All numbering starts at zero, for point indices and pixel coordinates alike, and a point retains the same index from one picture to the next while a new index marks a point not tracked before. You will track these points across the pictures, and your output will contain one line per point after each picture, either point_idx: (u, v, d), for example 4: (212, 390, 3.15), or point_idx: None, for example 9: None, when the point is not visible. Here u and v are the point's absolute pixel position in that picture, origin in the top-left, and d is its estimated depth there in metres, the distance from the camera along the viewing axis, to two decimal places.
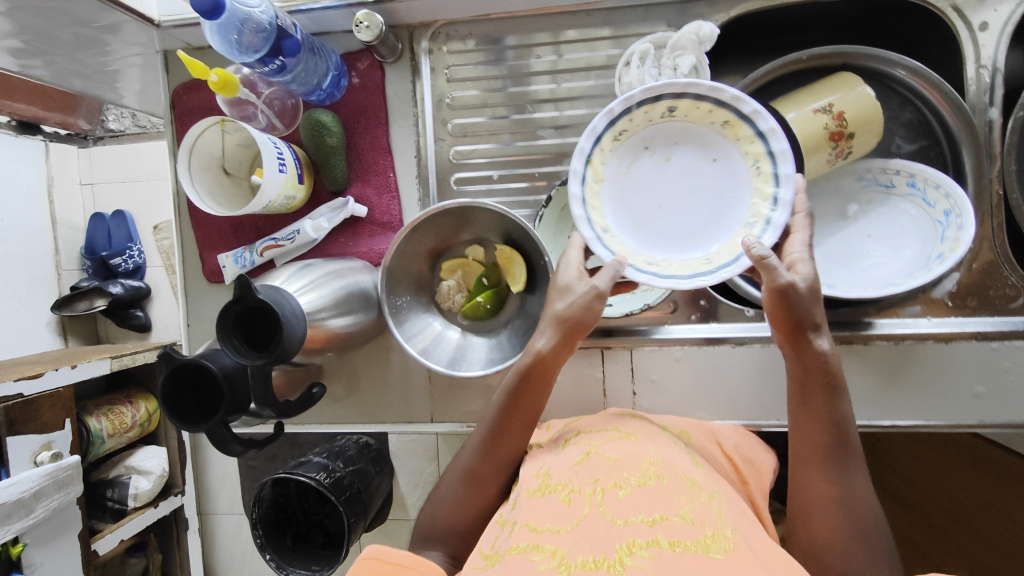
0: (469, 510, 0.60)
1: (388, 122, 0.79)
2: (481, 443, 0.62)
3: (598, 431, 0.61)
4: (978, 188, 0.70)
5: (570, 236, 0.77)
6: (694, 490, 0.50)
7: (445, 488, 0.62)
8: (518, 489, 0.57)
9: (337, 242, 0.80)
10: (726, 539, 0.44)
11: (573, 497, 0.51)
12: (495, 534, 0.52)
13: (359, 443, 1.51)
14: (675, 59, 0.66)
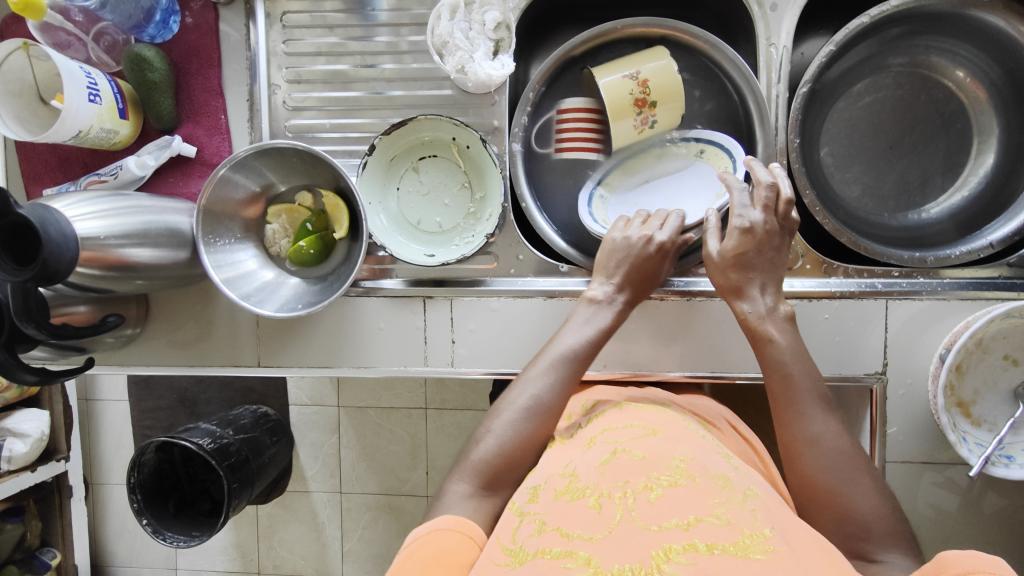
0: (529, 447, 0.62)
1: (220, 64, 0.80)
2: (558, 382, 0.65)
3: (623, 427, 0.59)
4: (768, 154, 0.75)
5: (398, 186, 0.80)
6: (727, 490, 0.48)
7: (509, 426, 0.62)
8: (539, 479, 0.56)
9: (167, 181, 0.80)
10: (765, 540, 0.43)
11: (602, 501, 0.49)
12: (514, 525, 0.50)
13: (256, 413, 1.47)
14: (482, 15, 0.69)
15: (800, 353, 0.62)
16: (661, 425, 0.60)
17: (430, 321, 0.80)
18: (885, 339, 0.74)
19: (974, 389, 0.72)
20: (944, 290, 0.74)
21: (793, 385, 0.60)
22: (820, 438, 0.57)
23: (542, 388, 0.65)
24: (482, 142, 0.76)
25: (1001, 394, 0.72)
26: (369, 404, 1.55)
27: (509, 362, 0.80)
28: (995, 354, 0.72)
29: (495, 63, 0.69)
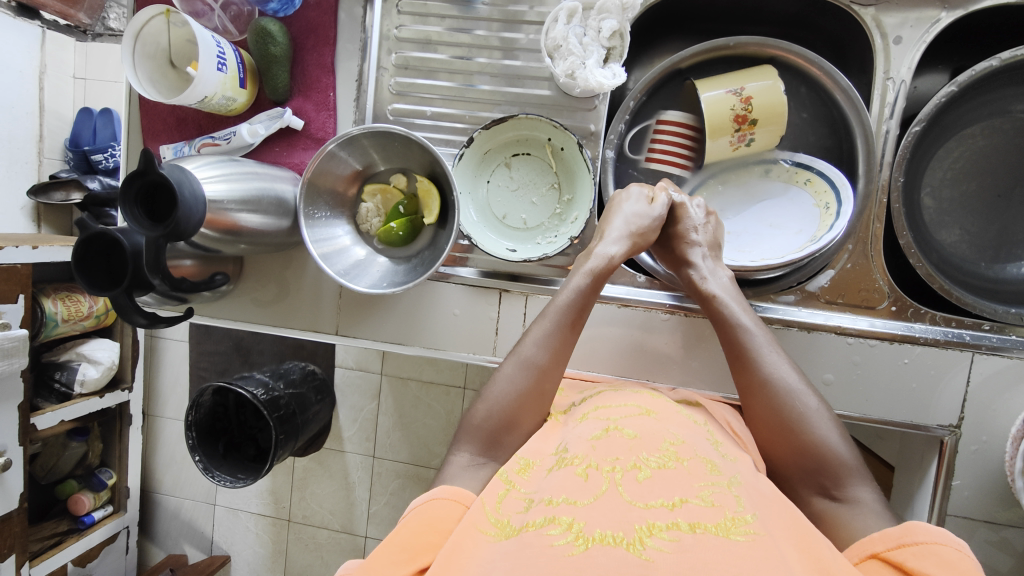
0: (526, 400, 0.64)
1: (335, 43, 0.83)
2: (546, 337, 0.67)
3: (618, 407, 0.62)
4: (867, 190, 0.74)
5: (489, 179, 0.82)
6: (714, 475, 0.51)
7: (504, 383, 0.65)
8: (541, 462, 0.58)
9: (272, 150, 0.84)
10: (747, 524, 0.45)
11: (590, 472, 0.51)
12: (502, 492, 0.55)
13: (305, 370, 1.54)
14: (600, 22, 0.69)
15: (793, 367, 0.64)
16: (655, 407, 0.64)
17: (503, 314, 0.83)
18: (964, 391, 0.72)
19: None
20: None
21: (772, 397, 0.61)
22: (813, 436, 0.59)
23: (532, 345, 0.66)
24: (579, 146, 0.77)
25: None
26: (411, 375, 1.61)
27: (575, 362, 0.82)
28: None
29: (607, 71, 0.70)
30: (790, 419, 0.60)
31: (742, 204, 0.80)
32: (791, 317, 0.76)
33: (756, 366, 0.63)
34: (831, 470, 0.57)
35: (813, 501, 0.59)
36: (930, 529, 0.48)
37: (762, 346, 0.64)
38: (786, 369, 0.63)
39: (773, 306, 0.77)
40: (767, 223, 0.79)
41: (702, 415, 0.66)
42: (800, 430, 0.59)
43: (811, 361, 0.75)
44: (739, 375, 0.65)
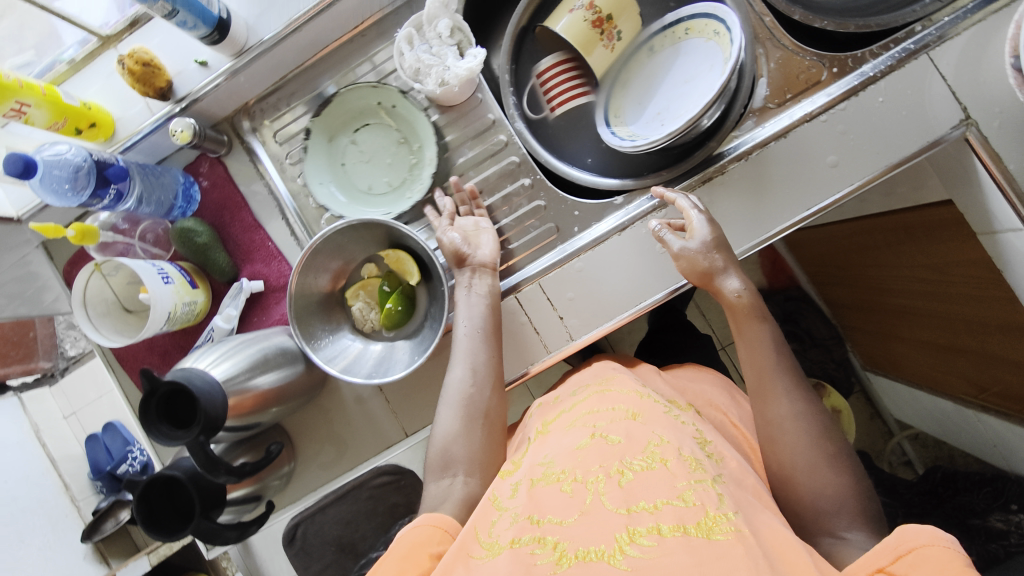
0: (478, 445, 0.70)
1: (246, 202, 0.86)
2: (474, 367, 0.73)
3: (603, 413, 0.68)
4: (736, 3, 0.78)
5: (343, 162, 0.84)
6: (696, 473, 0.57)
7: (446, 425, 0.71)
8: (520, 474, 0.65)
9: (253, 322, 0.85)
10: (727, 521, 0.52)
11: (575, 487, 0.58)
12: (494, 519, 0.59)
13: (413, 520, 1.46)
14: (435, 28, 0.74)
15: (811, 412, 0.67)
16: (640, 407, 0.68)
17: (532, 312, 0.81)
18: (948, 87, 0.72)
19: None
20: (976, 13, 0.71)
21: (782, 434, 0.67)
22: (813, 483, 0.63)
23: (458, 375, 0.73)
24: (406, 95, 0.80)
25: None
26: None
27: (622, 306, 0.79)
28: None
29: (468, 58, 0.74)
30: (808, 450, 0.65)
31: (654, 84, 0.82)
32: (760, 138, 0.76)
33: (774, 404, 0.68)
34: (834, 505, 0.62)
35: (816, 539, 0.62)
36: (918, 531, 0.51)
37: (784, 377, 0.69)
38: (810, 406, 0.67)
39: (739, 140, 0.78)
40: (684, 82, 0.79)
41: (688, 417, 0.71)
42: (810, 463, 0.64)
43: (804, 157, 0.75)
44: (755, 406, 0.70)
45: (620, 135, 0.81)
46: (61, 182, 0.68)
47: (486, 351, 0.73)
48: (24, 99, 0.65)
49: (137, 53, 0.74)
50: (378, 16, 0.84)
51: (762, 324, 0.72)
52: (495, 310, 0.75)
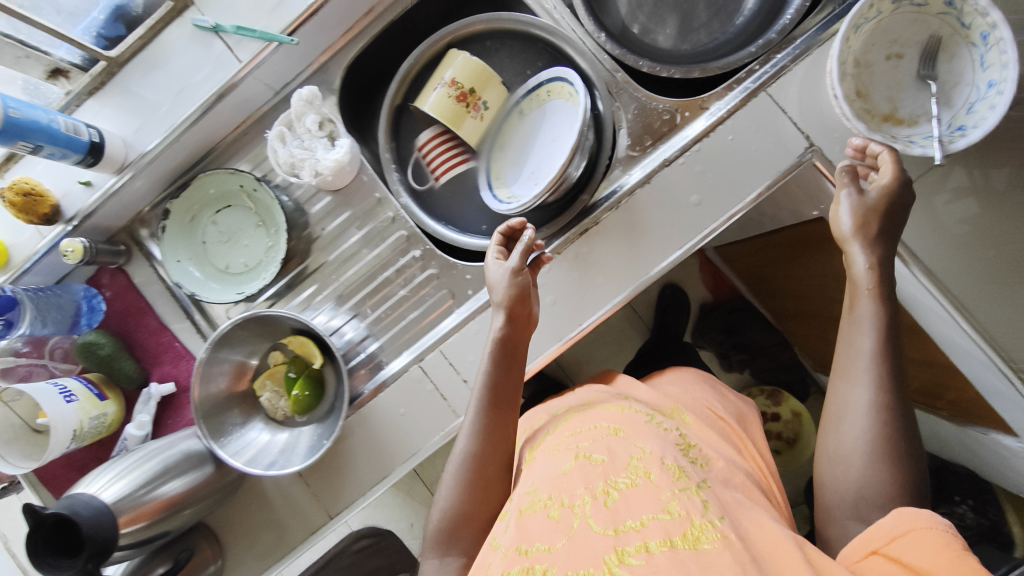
0: (473, 497, 0.70)
1: (151, 307, 0.88)
2: (472, 435, 0.72)
3: (584, 433, 0.68)
4: (590, 64, 0.83)
5: (202, 241, 0.87)
6: (680, 483, 0.58)
7: (445, 490, 0.72)
8: (511, 509, 0.65)
9: (167, 424, 0.86)
10: (714, 529, 0.53)
11: (560, 511, 0.58)
12: (488, 559, 0.59)
13: None
14: (304, 124, 0.77)
15: (877, 406, 0.63)
16: (623, 423, 0.70)
17: (436, 379, 0.82)
18: (790, 119, 0.75)
19: (884, 90, 0.71)
20: (804, 49, 0.76)
21: (844, 418, 0.65)
22: (845, 476, 0.64)
23: (464, 441, 0.72)
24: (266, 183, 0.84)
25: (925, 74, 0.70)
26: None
27: (522, 362, 0.80)
28: (878, 50, 0.71)
29: (337, 149, 0.77)
30: (857, 450, 0.63)
31: (528, 145, 0.86)
32: (629, 185, 0.79)
33: (853, 385, 0.65)
34: (878, 501, 0.60)
35: (845, 523, 0.62)
36: (918, 513, 0.52)
37: (863, 363, 0.65)
38: (891, 396, 0.63)
39: (609, 189, 0.82)
40: (551, 141, 0.83)
41: (670, 424, 0.72)
42: (857, 465, 0.63)
43: (670, 198, 0.78)
44: (837, 385, 0.68)
45: (500, 198, 0.85)
46: None
47: (488, 416, 0.71)
48: None
49: (18, 184, 0.76)
50: (258, 116, 0.87)
51: (884, 300, 0.66)
52: (494, 365, 0.73)
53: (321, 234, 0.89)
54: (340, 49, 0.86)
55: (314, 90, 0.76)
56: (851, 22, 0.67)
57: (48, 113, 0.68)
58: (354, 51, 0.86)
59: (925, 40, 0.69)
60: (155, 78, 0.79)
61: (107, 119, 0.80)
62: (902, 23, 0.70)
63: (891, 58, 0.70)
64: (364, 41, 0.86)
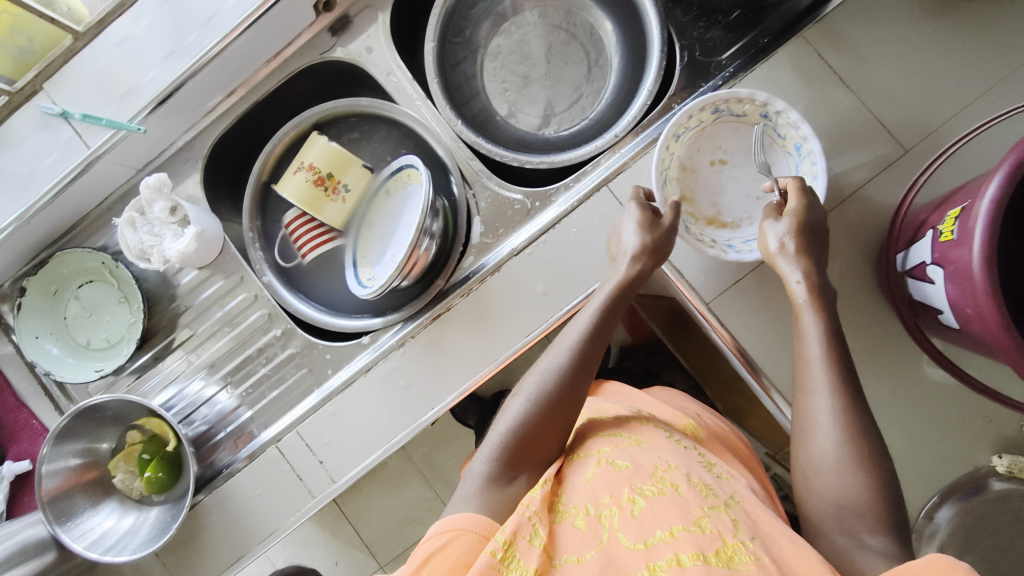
0: (519, 467, 0.65)
1: (8, 383, 0.87)
2: (533, 403, 0.67)
3: (608, 440, 0.69)
4: (448, 149, 0.85)
5: (63, 315, 0.87)
6: (709, 500, 0.58)
7: (489, 444, 0.66)
8: (542, 489, 0.63)
9: (22, 504, 0.85)
10: (747, 548, 0.52)
11: (587, 520, 0.58)
12: (503, 532, 0.57)
13: None
14: (154, 211, 0.78)
15: (852, 415, 0.59)
16: (642, 435, 0.70)
17: (293, 459, 0.83)
18: None
19: (708, 194, 0.77)
20: (644, 145, 0.79)
21: (813, 428, 0.61)
22: (822, 487, 0.59)
23: (519, 407, 0.68)
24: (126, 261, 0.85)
25: (745, 180, 0.76)
26: (406, 547, 1.65)
27: (374, 445, 0.82)
28: (704, 156, 0.77)
29: (184, 237, 0.78)
30: (830, 459, 0.59)
31: (391, 226, 0.87)
32: (481, 271, 0.82)
33: (814, 396, 0.61)
34: (855, 508, 0.56)
35: (831, 536, 0.57)
36: (954, 562, 0.44)
37: (821, 369, 0.61)
38: (850, 399, 0.60)
39: (464, 274, 0.84)
40: (408, 225, 0.85)
41: (690, 440, 0.71)
42: (835, 470, 0.58)
43: (518, 286, 0.79)
44: (801, 395, 0.63)
45: (360, 279, 0.86)
46: None
47: (542, 401, 0.67)
48: None
49: None
50: (120, 191, 0.87)
51: (823, 310, 0.63)
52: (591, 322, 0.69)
53: (186, 308, 0.89)
54: (204, 128, 0.86)
55: (162, 178, 0.77)
56: (671, 134, 0.72)
57: None
58: (219, 128, 0.87)
59: (745, 148, 0.76)
60: (5, 160, 0.79)
61: None
62: (725, 131, 0.75)
63: (716, 163, 0.77)
64: (230, 120, 0.87)
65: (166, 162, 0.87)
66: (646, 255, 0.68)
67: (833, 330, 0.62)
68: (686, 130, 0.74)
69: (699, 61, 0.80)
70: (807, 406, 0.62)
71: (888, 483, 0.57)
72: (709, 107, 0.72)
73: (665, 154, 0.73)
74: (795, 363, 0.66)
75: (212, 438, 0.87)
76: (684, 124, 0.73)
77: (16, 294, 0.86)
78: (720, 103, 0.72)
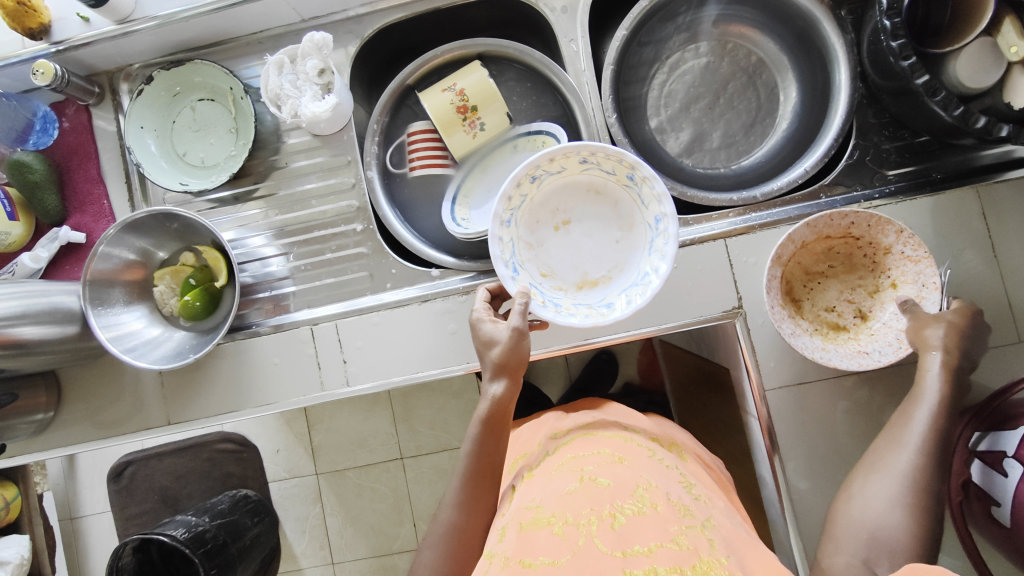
0: (458, 563, 0.69)
1: (97, 156, 0.88)
2: (461, 500, 0.70)
3: (590, 456, 0.72)
4: (591, 134, 0.83)
5: (173, 118, 0.88)
6: (688, 518, 0.63)
7: (427, 555, 0.69)
8: (507, 519, 0.68)
9: (62, 269, 0.87)
10: (722, 565, 0.58)
11: (567, 529, 0.62)
12: (487, 568, 0.62)
13: (235, 495, 1.56)
14: (305, 65, 0.78)
15: (926, 478, 0.59)
16: (625, 452, 0.73)
17: (320, 348, 0.84)
18: (733, 275, 0.78)
19: (561, 260, 0.79)
20: (776, 219, 0.79)
21: (883, 470, 0.62)
22: (862, 511, 0.60)
23: (448, 509, 0.71)
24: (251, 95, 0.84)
25: (594, 240, 0.79)
26: (347, 465, 1.68)
27: (397, 370, 0.83)
28: (547, 220, 0.78)
29: (322, 102, 0.77)
30: (887, 503, 0.59)
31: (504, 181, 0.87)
32: None
33: (891, 450, 0.62)
34: (890, 546, 0.57)
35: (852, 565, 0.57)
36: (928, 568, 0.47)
37: (920, 429, 0.62)
38: (930, 465, 0.60)
39: None
40: None
41: (671, 460, 0.75)
42: (885, 510, 0.58)
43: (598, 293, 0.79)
44: (881, 441, 0.64)
45: (455, 216, 0.86)
46: None
47: (477, 476, 0.70)
48: None
49: None
50: (276, 29, 0.87)
51: (950, 383, 0.63)
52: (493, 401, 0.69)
53: (283, 167, 0.90)
54: (380, 9, 0.86)
55: (327, 39, 0.77)
56: (498, 219, 0.72)
57: None
58: (391, 16, 0.86)
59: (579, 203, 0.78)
60: None
61: None
62: (581, 178, 0.77)
63: (559, 228, 0.79)
64: (404, 12, 0.86)
65: (331, 23, 0.86)
66: (501, 372, 0.68)
67: (949, 407, 0.62)
68: (524, 198, 0.75)
69: (867, 166, 0.79)
70: (886, 449, 0.63)
71: (931, 531, 0.57)
72: (568, 160, 0.74)
73: (503, 232, 0.73)
74: (887, 422, 0.66)
75: (253, 293, 0.88)
76: (529, 175, 0.73)
77: (141, 80, 0.87)
78: (585, 153, 0.73)
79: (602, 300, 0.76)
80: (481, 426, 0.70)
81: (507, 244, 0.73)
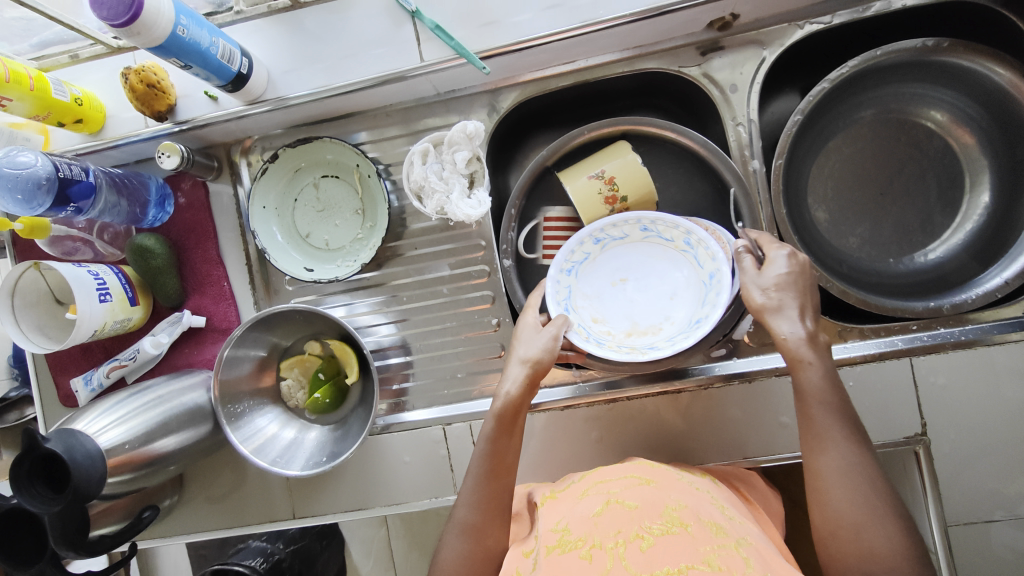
0: (473, 567, 0.60)
1: (216, 234, 0.83)
2: (473, 498, 0.62)
3: (616, 479, 0.65)
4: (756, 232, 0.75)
5: (296, 197, 0.82)
6: (720, 536, 0.54)
7: (445, 556, 0.61)
8: (536, 542, 0.60)
9: (182, 353, 0.83)
10: None
11: (595, 552, 0.55)
12: None
13: None
14: (453, 155, 0.71)
15: (869, 471, 0.53)
16: (654, 474, 0.65)
17: (453, 448, 0.80)
18: (917, 398, 0.71)
19: (617, 317, 0.73)
20: (968, 337, 0.71)
21: (826, 447, 0.55)
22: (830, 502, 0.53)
23: (461, 507, 0.63)
24: (382, 175, 0.77)
25: (649, 297, 0.73)
26: None
27: (537, 475, 0.78)
28: (603, 275, 0.74)
29: (475, 199, 0.71)
30: (854, 515, 0.52)
31: None
32: (727, 372, 0.76)
33: (823, 452, 0.55)
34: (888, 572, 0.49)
35: None
36: None
37: (829, 421, 0.56)
38: (862, 457, 0.54)
39: (707, 364, 0.77)
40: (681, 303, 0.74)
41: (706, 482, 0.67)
42: (859, 527, 0.51)
43: (761, 408, 0.74)
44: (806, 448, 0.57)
45: None
46: (16, 192, 0.63)
47: (488, 483, 0.63)
48: (6, 94, 0.62)
49: (146, 71, 0.70)
50: (407, 101, 0.79)
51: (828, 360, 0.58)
52: (514, 403, 0.65)
53: (408, 252, 0.82)
54: (521, 83, 0.78)
55: (480, 129, 0.70)
56: (561, 266, 0.71)
57: (212, 35, 0.61)
58: (533, 88, 0.78)
59: (641, 262, 0.74)
60: (335, 32, 0.73)
61: (263, 44, 0.73)
62: (640, 245, 0.73)
63: (616, 284, 0.74)
64: (548, 86, 0.78)
65: (469, 95, 0.79)
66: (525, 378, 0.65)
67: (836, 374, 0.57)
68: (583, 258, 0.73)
69: None
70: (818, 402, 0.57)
71: (911, 522, 0.51)
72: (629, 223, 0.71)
73: (562, 274, 0.72)
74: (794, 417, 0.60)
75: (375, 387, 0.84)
76: (592, 237, 0.71)
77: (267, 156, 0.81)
78: (646, 221, 0.70)
79: (653, 349, 0.69)
80: (495, 424, 0.64)
81: (562, 286, 0.71)
